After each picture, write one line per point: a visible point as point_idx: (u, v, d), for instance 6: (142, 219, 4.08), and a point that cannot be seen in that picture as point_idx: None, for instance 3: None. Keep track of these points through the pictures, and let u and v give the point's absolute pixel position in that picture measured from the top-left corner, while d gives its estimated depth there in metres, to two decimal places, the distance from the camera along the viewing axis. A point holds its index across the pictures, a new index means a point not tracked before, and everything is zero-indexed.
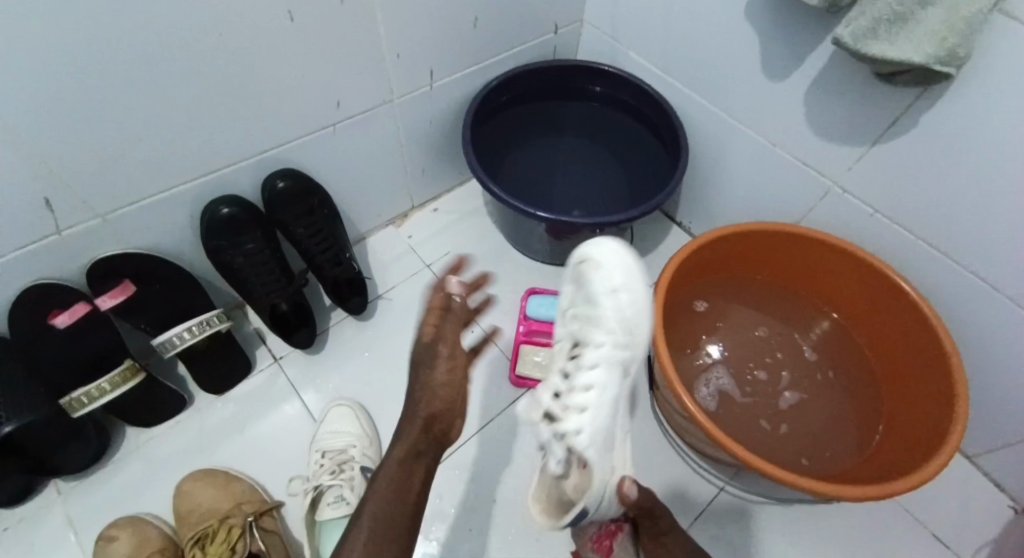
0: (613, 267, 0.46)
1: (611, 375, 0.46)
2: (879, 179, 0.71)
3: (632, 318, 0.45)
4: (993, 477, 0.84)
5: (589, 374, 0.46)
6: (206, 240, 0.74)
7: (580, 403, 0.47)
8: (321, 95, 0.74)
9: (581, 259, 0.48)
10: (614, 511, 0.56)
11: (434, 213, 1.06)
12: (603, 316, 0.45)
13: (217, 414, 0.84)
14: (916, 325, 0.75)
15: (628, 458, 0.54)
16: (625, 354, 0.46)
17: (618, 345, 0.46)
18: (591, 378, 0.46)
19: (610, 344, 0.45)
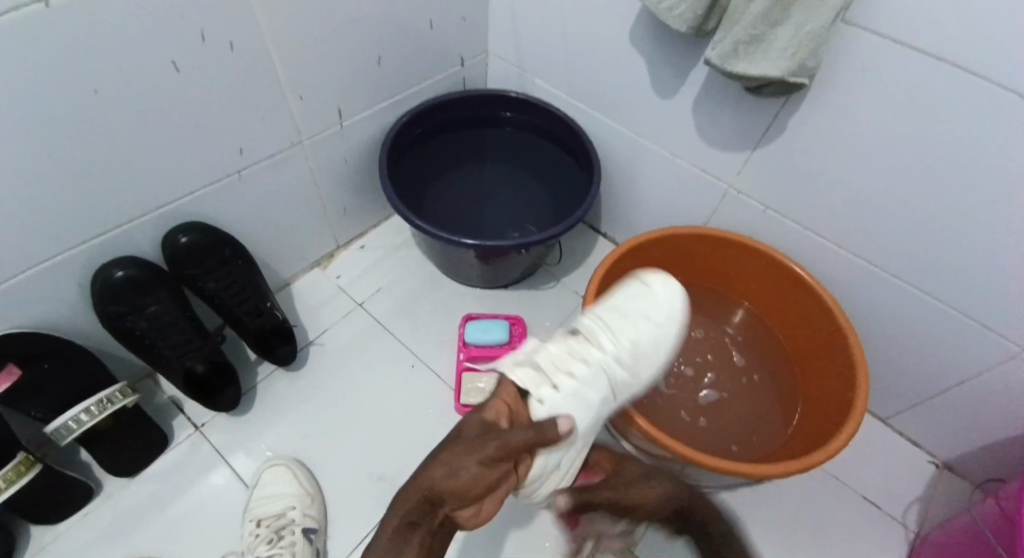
0: (661, 303, 0.66)
1: (599, 376, 0.60)
2: (768, 180, 0.77)
3: (642, 350, 0.63)
4: (909, 437, 0.91)
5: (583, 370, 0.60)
6: (98, 306, 0.65)
7: (558, 382, 0.58)
8: (222, 143, 0.68)
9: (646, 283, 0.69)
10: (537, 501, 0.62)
11: (360, 250, 1.03)
12: (626, 332, 0.63)
13: (134, 496, 0.79)
14: (817, 306, 0.80)
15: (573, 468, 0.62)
16: (620, 371, 0.62)
17: (626, 367, 0.62)
18: (582, 368, 0.60)
19: (616, 358, 0.61)
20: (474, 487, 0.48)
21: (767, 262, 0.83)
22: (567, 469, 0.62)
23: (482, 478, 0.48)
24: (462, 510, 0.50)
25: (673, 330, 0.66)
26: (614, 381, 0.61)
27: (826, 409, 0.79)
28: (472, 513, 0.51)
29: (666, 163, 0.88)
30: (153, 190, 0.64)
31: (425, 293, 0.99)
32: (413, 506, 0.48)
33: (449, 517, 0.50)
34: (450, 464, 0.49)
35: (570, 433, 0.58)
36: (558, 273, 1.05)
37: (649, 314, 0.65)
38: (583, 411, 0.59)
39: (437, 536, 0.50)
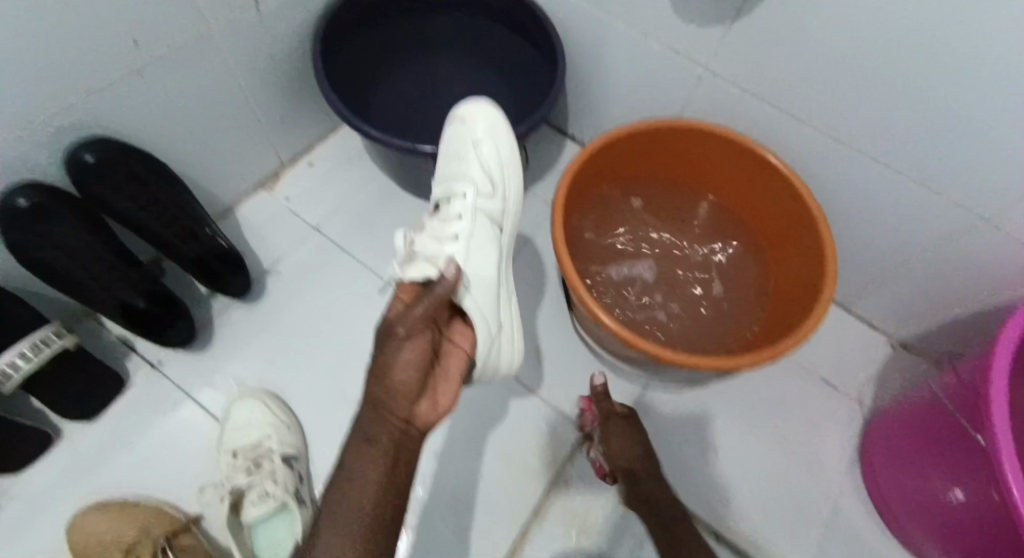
0: (479, 130, 0.64)
1: (476, 219, 0.59)
2: (746, 57, 0.71)
3: (495, 170, 0.62)
4: (867, 318, 0.92)
5: (460, 223, 0.58)
6: (7, 240, 0.58)
7: (450, 249, 0.56)
8: (117, 44, 0.57)
9: (451, 132, 0.65)
10: (512, 366, 0.61)
11: (308, 168, 0.95)
12: (473, 169, 0.62)
13: (95, 438, 0.75)
14: (789, 199, 0.77)
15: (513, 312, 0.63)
16: (492, 203, 0.61)
17: (491, 195, 0.61)
18: (456, 225, 0.58)
19: (478, 191, 0.60)
20: (413, 378, 0.44)
21: (745, 154, 0.78)
22: (507, 325, 0.60)
23: (411, 362, 0.44)
24: (420, 404, 0.46)
25: (510, 141, 0.65)
26: (490, 213, 0.61)
27: (792, 304, 0.78)
28: (431, 405, 0.47)
29: (636, 47, 0.80)
30: (45, 104, 0.55)
31: (384, 210, 0.92)
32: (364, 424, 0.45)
33: (410, 418, 0.45)
34: (380, 368, 0.44)
35: (481, 282, 0.56)
36: (525, 179, 1.00)
37: (478, 139, 0.64)
38: (481, 257, 0.58)
39: (406, 444, 0.46)
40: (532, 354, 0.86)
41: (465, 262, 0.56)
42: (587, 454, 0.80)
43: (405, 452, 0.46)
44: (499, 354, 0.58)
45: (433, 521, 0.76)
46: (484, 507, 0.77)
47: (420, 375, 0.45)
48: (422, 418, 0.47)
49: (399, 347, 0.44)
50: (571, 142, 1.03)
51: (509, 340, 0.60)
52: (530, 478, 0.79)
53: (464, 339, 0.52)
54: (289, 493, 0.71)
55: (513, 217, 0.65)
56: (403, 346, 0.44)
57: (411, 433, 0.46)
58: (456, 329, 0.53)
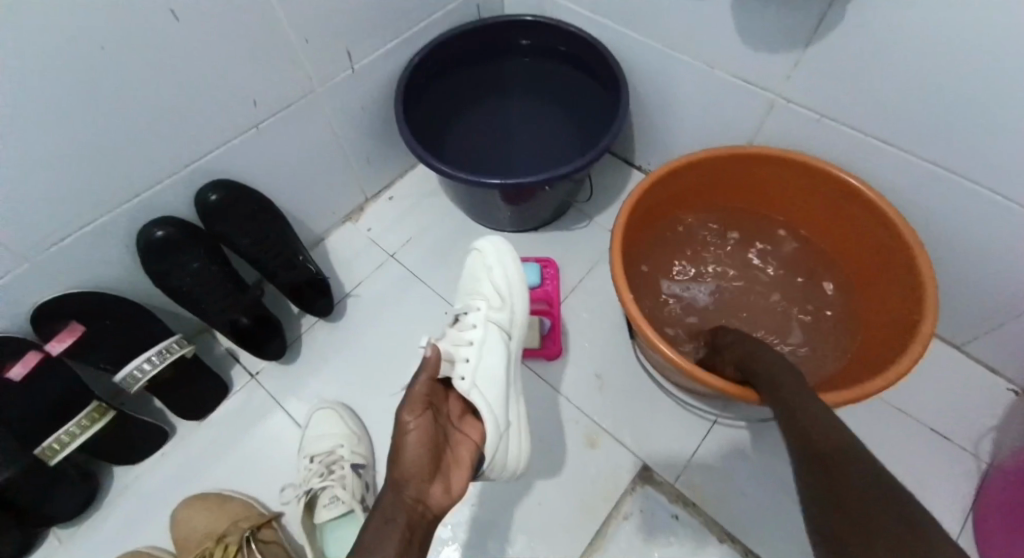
0: (491, 253, 0.74)
1: (487, 328, 0.66)
2: (819, 83, 0.71)
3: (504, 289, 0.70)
4: (986, 362, 0.85)
5: (472, 330, 0.65)
6: (146, 265, 0.69)
7: (465, 352, 0.62)
8: (236, 96, 0.68)
9: (471, 258, 0.75)
10: (519, 464, 0.65)
11: (389, 201, 1.03)
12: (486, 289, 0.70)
13: (202, 438, 0.86)
14: (877, 224, 0.74)
15: (522, 412, 0.68)
16: (501, 313, 0.68)
17: (501, 307, 0.68)
18: (471, 332, 0.65)
19: (487, 304, 0.68)
20: (421, 459, 0.51)
21: (820, 180, 0.77)
22: (515, 425, 0.65)
23: (419, 451, 0.52)
24: (432, 486, 0.52)
25: (517, 263, 0.74)
26: (501, 323, 0.67)
27: (885, 337, 0.74)
28: (444, 488, 0.53)
29: (701, 81, 0.82)
30: (177, 146, 0.66)
31: (457, 238, 0.99)
32: (385, 502, 0.50)
33: (422, 496, 0.51)
34: (394, 448, 0.52)
35: (493, 382, 0.62)
36: (589, 210, 1.03)
37: (489, 264, 0.73)
38: (492, 360, 0.64)
39: (422, 522, 0.51)
40: (594, 381, 0.88)
41: (475, 367, 0.61)
42: (645, 489, 0.80)
43: (420, 529, 0.50)
44: (507, 452, 0.62)
45: (494, 538, 0.78)
46: (546, 529, 0.78)
47: (430, 458, 0.52)
48: (435, 500, 0.52)
49: (408, 428, 0.52)
50: (635, 175, 1.05)
51: (518, 437, 0.64)
52: (591, 503, 0.79)
53: (473, 432, 0.59)
54: (356, 500, 0.78)
55: (522, 329, 0.70)
56: (413, 432, 0.52)
57: (424, 515, 0.51)
58: (468, 424, 0.60)
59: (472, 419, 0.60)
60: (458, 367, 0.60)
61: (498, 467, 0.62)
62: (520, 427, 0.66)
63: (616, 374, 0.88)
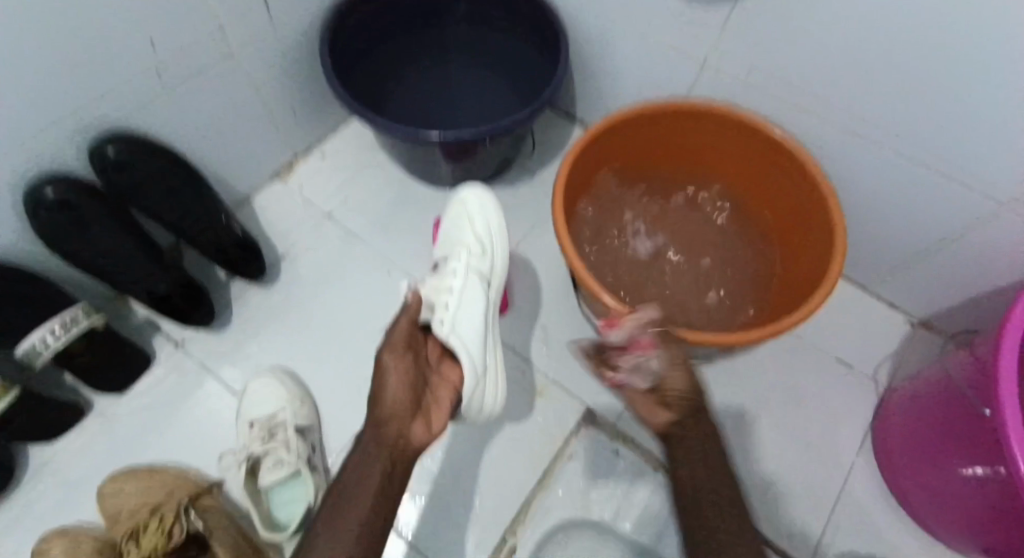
0: (472, 201, 0.73)
1: (467, 276, 0.65)
2: (749, 38, 0.72)
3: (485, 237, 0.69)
4: (892, 301, 0.92)
5: (454, 277, 0.64)
6: (39, 231, 0.62)
7: (445, 298, 0.62)
8: (133, 40, 0.60)
9: (452, 205, 0.74)
10: (495, 410, 0.65)
11: (321, 158, 0.98)
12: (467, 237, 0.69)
13: (126, 412, 0.81)
14: (798, 176, 0.78)
15: (500, 360, 0.67)
16: (481, 262, 0.67)
17: (482, 256, 0.68)
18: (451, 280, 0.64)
19: (469, 253, 0.67)
20: (404, 395, 0.53)
21: (747, 132, 0.79)
22: (491, 370, 0.65)
23: (399, 390, 0.54)
24: (413, 424, 0.54)
25: (499, 212, 0.73)
26: (481, 271, 0.66)
27: (803, 280, 0.79)
28: (424, 427, 0.55)
29: (639, 31, 0.81)
30: (67, 97, 0.58)
31: (395, 196, 0.95)
32: (368, 439, 0.53)
33: (403, 436, 0.53)
34: (376, 388, 0.54)
35: (471, 328, 0.61)
36: (530, 165, 1.02)
37: (471, 212, 0.72)
38: (472, 307, 0.63)
39: (402, 462, 0.52)
40: (538, 335, 0.89)
41: (455, 312, 0.61)
42: (590, 434, 0.83)
43: (400, 468, 0.52)
44: (483, 398, 0.62)
45: (445, 493, 0.79)
46: (495, 480, 0.80)
47: (410, 395, 0.54)
48: (417, 436, 0.54)
49: (388, 366, 0.55)
50: (575, 128, 1.04)
51: (494, 383, 0.65)
52: (538, 453, 0.82)
53: (451, 373, 0.61)
54: (302, 462, 0.76)
55: (503, 277, 0.70)
56: (393, 372, 0.54)
57: (406, 451, 0.53)
58: (447, 368, 0.62)
59: (451, 363, 0.62)
60: (437, 312, 0.60)
61: (475, 410, 0.63)
62: (497, 373, 0.66)
63: (560, 328, 0.90)
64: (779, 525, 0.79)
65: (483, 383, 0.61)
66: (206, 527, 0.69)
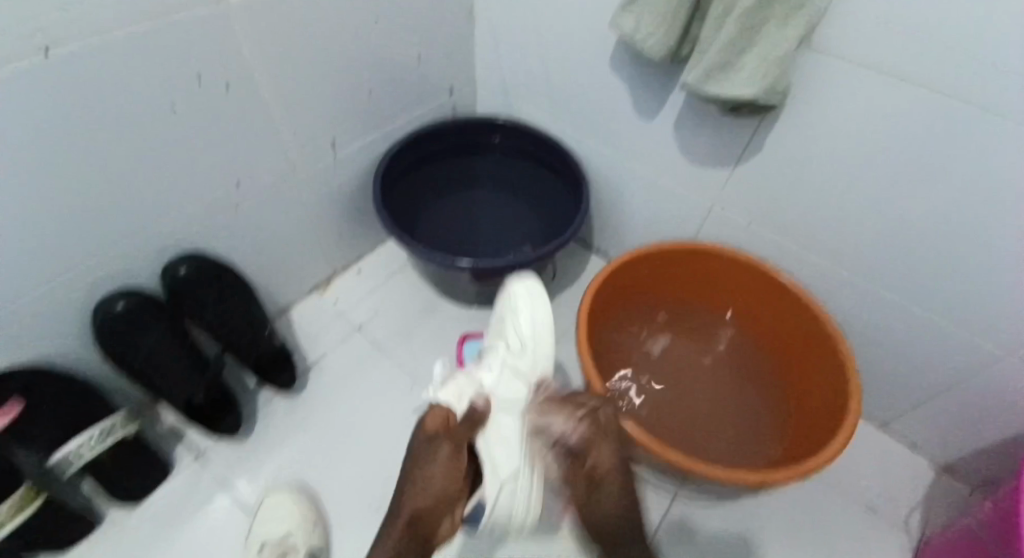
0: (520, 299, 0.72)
1: (499, 372, 0.66)
2: (749, 194, 0.81)
3: (531, 333, 0.69)
4: (909, 442, 0.92)
5: (488, 375, 0.67)
6: (98, 337, 0.67)
7: (479, 379, 0.67)
8: (218, 179, 0.70)
9: (504, 297, 0.76)
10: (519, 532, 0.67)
11: (356, 275, 1.05)
12: (510, 334, 0.70)
13: (138, 523, 0.80)
14: (803, 318, 0.83)
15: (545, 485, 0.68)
16: (517, 358, 0.67)
17: (521, 351, 0.67)
18: (486, 374, 0.67)
19: (510, 346, 0.69)
20: (437, 496, 0.60)
21: (754, 276, 0.86)
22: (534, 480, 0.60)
23: (439, 489, 0.60)
24: (440, 525, 0.61)
25: (548, 312, 0.71)
26: (516, 370, 0.66)
27: (820, 416, 0.80)
28: (449, 524, 0.62)
29: (654, 183, 0.90)
30: (151, 223, 0.67)
31: (421, 315, 1.01)
32: (398, 531, 0.60)
33: (431, 531, 0.61)
34: (420, 481, 0.60)
35: (505, 438, 0.61)
36: (551, 292, 1.07)
37: (518, 307, 0.72)
38: (506, 419, 0.62)
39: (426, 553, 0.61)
40: None
41: (493, 385, 0.65)
42: None
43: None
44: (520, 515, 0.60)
45: None
46: None
47: (443, 501, 0.60)
48: (440, 533, 0.62)
49: (437, 460, 0.61)
50: (593, 259, 1.12)
51: (534, 494, 0.59)
52: None
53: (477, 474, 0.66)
54: None
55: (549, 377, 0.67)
56: (438, 474, 0.60)
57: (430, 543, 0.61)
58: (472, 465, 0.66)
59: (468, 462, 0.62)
60: (479, 385, 0.66)
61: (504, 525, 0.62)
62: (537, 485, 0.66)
63: None
64: None
65: (510, 486, 0.57)
66: None
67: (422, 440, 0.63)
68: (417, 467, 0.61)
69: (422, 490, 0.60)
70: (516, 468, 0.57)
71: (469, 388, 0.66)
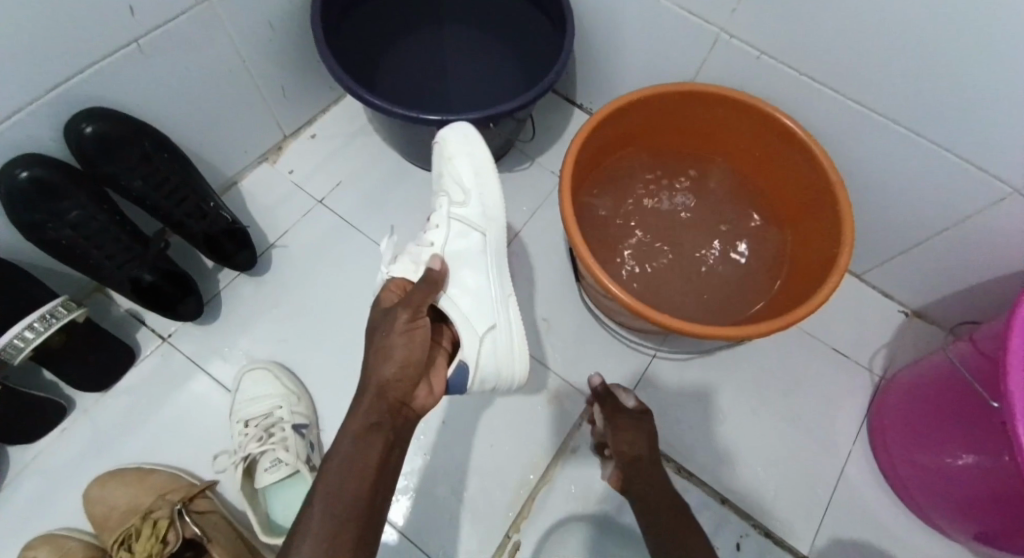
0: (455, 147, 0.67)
1: (448, 227, 0.63)
2: (762, 17, 0.68)
3: (470, 182, 0.66)
4: (881, 288, 0.90)
5: (434, 232, 0.63)
6: (9, 212, 0.58)
7: (430, 239, 0.62)
8: (112, 10, 0.56)
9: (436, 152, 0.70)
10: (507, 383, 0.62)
11: (312, 139, 0.93)
12: (447, 187, 0.66)
13: (111, 410, 0.76)
14: (805, 164, 0.75)
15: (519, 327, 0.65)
16: (464, 210, 0.64)
17: (465, 201, 0.65)
18: (434, 234, 0.63)
19: (454, 198, 0.65)
20: (405, 360, 0.49)
21: (757, 119, 0.76)
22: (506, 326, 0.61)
23: (407, 347, 0.50)
24: (417, 389, 0.51)
25: (487, 157, 0.67)
26: (468, 220, 0.64)
27: (813, 270, 0.76)
28: (427, 390, 0.52)
29: (650, 8, 0.76)
30: (38, 73, 0.54)
31: (387, 182, 0.91)
32: (369, 408, 0.48)
33: (408, 401, 0.50)
34: (382, 350, 0.49)
35: (469, 288, 0.59)
36: (531, 150, 0.97)
37: (452, 155, 0.67)
38: (469, 270, 0.61)
39: (403, 429, 0.50)
40: (540, 327, 0.86)
41: (444, 242, 0.62)
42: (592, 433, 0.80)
43: (403, 434, 0.49)
44: (498, 362, 0.59)
45: (435, 486, 0.76)
46: (494, 472, 0.77)
47: (416, 361, 0.50)
48: (420, 403, 0.52)
49: (396, 326, 0.50)
50: (577, 112, 1.00)
51: (509, 346, 0.60)
52: (537, 447, 0.79)
53: (447, 338, 0.58)
54: (301, 461, 0.73)
55: (499, 223, 0.66)
56: (401, 329, 0.50)
57: (409, 416, 0.50)
58: (440, 331, 0.58)
59: (442, 324, 0.59)
60: (428, 246, 0.62)
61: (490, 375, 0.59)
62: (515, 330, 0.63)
63: (562, 314, 0.86)
64: (777, 521, 0.78)
65: (489, 341, 0.58)
66: (204, 532, 0.65)
67: (377, 311, 0.53)
68: (374, 341, 0.51)
69: (387, 359, 0.49)
70: (489, 322, 0.58)
71: (421, 252, 0.61)
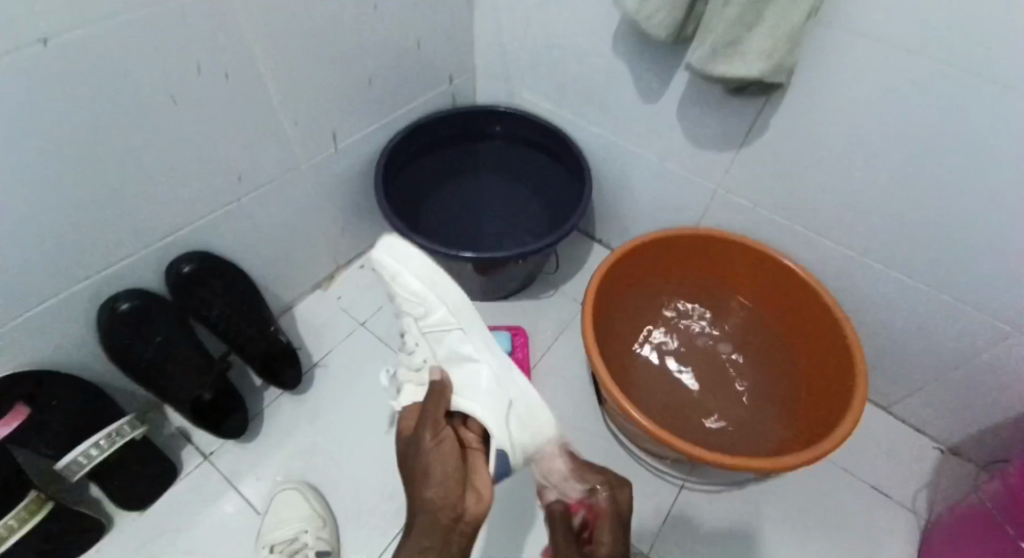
0: (385, 259, 0.68)
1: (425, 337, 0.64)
2: (755, 177, 0.80)
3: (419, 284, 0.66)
4: (911, 423, 0.92)
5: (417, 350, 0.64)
6: (105, 339, 0.66)
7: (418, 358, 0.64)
8: (220, 172, 0.69)
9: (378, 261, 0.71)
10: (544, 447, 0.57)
11: (359, 270, 1.04)
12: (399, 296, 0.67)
13: (146, 529, 0.78)
14: (809, 299, 0.82)
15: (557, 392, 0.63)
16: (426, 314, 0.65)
17: (423, 306, 0.65)
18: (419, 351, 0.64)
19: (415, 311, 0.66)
20: (440, 476, 0.50)
21: (762, 261, 0.85)
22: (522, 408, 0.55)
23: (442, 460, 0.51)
24: (464, 498, 0.49)
25: (413, 253, 0.68)
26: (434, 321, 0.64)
27: (830, 400, 0.80)
28: (476, 498, 0.50)
29: (657, 167, 0.90)
30: (152, 220, 0.65)
31: None
32: (419, 530, 0.49)
33: (458, 514, 0.49)
34: (421, 474, 0.50)
35: (472, 382, 0.58)
36: (556, 282, 1.06)
37: (388, 265, 0.67)
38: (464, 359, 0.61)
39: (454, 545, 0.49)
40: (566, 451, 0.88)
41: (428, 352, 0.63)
42: None
43: (456, 547, 0.48)
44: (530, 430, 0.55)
45: None
46: None
47: (454, 475, 0.50)
48: (472, 512, 0.49)
49: (425, 443, 0.52)
50: (597, 248, 1.11)
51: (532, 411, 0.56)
52: None
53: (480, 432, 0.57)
54: None
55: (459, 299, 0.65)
56: (433, 449, 0.51)
57: (463, 527, 0.49)
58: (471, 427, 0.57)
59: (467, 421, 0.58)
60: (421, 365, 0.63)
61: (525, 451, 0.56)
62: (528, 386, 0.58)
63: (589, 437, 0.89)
64: None
65: (512, 417, 0.55)
66: None
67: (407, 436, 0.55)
68: (411, 460, 0.53)
69: (424, 484, 0.50)
70: (506, 399, 0.56)
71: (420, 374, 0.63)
